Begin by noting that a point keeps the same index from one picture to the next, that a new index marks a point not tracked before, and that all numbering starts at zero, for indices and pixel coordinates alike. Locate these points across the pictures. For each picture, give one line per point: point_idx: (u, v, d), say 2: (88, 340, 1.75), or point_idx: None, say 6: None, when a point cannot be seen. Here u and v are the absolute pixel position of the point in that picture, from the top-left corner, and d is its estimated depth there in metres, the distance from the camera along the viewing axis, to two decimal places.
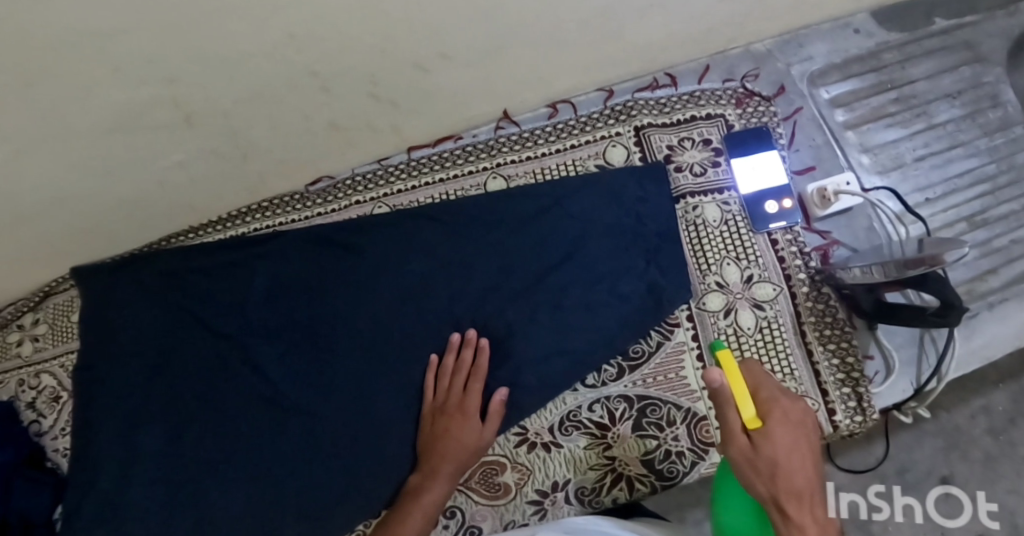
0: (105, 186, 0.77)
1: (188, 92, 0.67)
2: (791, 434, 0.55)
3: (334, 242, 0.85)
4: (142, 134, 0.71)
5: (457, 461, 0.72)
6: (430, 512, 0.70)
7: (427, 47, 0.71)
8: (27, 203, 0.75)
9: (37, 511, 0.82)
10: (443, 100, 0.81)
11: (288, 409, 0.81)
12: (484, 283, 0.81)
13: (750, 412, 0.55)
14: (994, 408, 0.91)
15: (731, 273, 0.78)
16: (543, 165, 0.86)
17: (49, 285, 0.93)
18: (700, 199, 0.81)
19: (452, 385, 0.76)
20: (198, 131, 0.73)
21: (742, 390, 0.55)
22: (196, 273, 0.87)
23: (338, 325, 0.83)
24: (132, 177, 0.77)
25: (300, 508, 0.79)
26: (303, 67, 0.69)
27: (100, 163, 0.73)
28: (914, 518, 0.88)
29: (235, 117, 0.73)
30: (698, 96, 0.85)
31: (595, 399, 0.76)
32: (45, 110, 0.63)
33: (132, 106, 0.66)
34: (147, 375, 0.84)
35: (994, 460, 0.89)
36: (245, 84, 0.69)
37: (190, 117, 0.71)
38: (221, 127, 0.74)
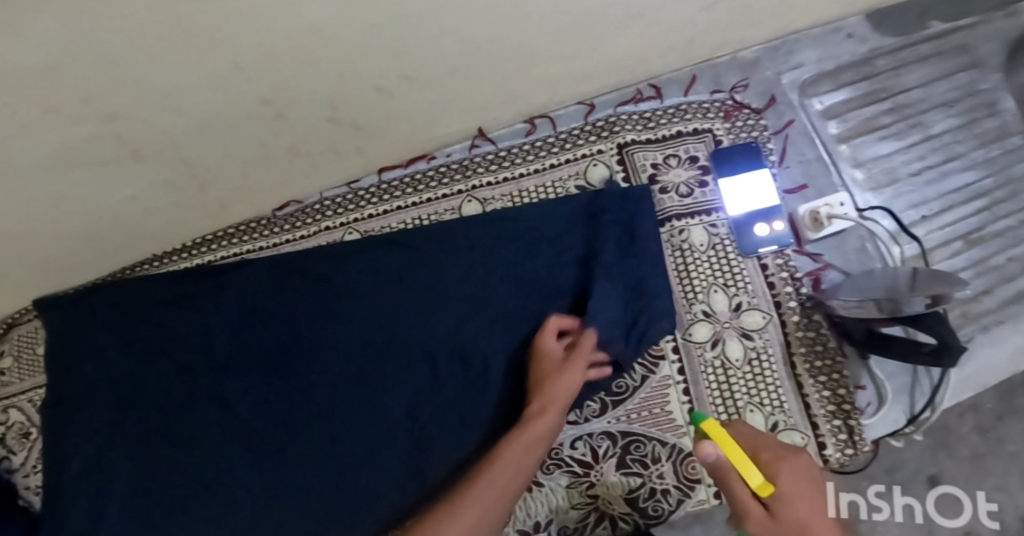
0: (55, 222, 0.73)
1: (131, 127, 0.63)
2: (809, 495, 0.49)
3: (302, 271, 0.82)
4: (86, 171, 0.66)
5: (569, 393, 0.68)
6: (529, 455, 0.65)
7: (386, 69, 0.66)
8: None
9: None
10: (411, 122, 0.76)
11: (257, 448, 0.78)
12: (458, 315, 0.77)
13: (757, 478, 0.49)
14: (982, 407, 0.85)
15: (719, 302, 0.75)
16: (521, 187, 0.81)
17: (12, 315, 0.90)
18: (687, 221, 0.77)
19: (550, 340, 0.71)
20: (147, 164, 0.69)
21: (740, 457, 0.50)
22: (161, 306, 0.83)
23: (309, 358, 0.79)
24: (83, 211, 0.73)
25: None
26: (252, 96, 0.64)
27: (46, 201, 0.69)
28: (914, 518, 0.82)
29: (185, 149, 0.68)
30: (684, 110, 0.80)
31: (577, 436, 0.73)
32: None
33: (72, 144, 0.62)
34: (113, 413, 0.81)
35: (982, 458, 0.84)
36: (192, 117, 0.64)
37: (137, 152, 0.66)
38: (171, 159, 0.69)
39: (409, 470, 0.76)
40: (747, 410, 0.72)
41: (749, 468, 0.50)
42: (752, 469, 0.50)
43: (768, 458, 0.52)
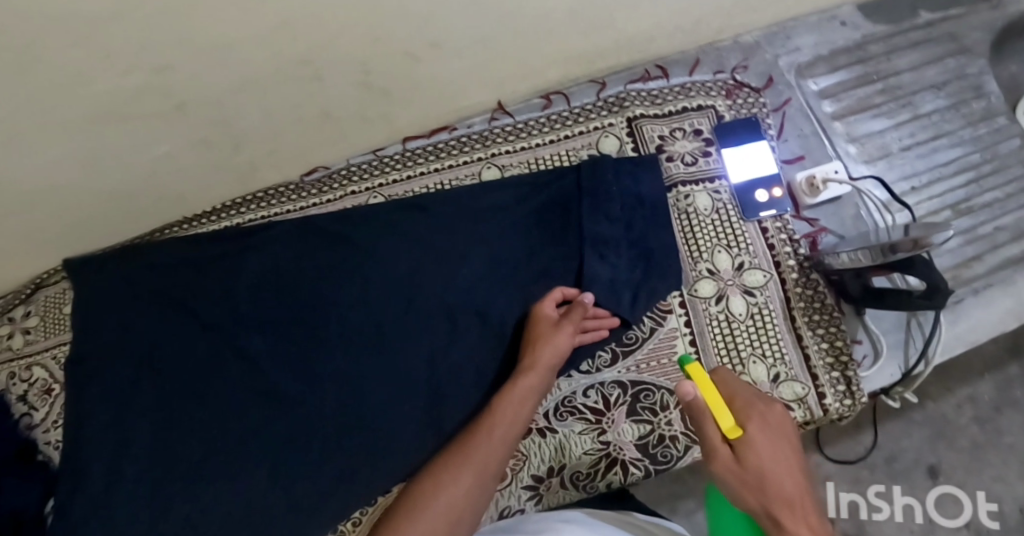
0: (98, 176, 0.77)
1: (182, 80, 0.67)
2: (771, 439, 0.54)
3: (326, 232, 0.86)
4: (133, 124, 0.71)
5: (558, 353, 0.72)
6: (523, 412, 0.69)
7: (419, 36, 0.71)
8: (19, 193, 0.75)
9: (29, 507, 0.81)
10: (435, 91, 0.82)
11: (282, 400, 0.81)
12: (477, 272, 0.81)
13: (728, 420, 0.55)
14: (981, 397, 0.93)
15: (722, 260, 0.80)
16: (537, 155, 0.86)
17: (41, 276, 0.94)
18: (692, 187, 0.82)
19: (543, 310, 0.75)
20: (193, 121, 0.73)
21: (715, 399, 0.56)
22: (188, 264, 0.87)
23: (333, 314, 0.83)
24: (124, 166, 0.77)
25: (282, 496, 0.78)
26: (295, 55, 0.69)
27: (93, 152, 0.73)
28: (914, 518, 0.88)
29: (228, 107, 0.73)
30: (689, 88, 0.87)
31: (590, 385, 0.76)
32: (34, 102, 0.64)
33: (124, 96, 0.66)
34: (140, 365, 0.84)
35: (980, 448, 0.91)
36: (239, 74, 0.69)
37: (182, 105, 0.71)
38: (214, 114, 0.74)
39: (425, 420, 0.79)
40: (751, 362, 0.76)
41: (724, 412, 0.55)
42: (725, 412, 0.55)
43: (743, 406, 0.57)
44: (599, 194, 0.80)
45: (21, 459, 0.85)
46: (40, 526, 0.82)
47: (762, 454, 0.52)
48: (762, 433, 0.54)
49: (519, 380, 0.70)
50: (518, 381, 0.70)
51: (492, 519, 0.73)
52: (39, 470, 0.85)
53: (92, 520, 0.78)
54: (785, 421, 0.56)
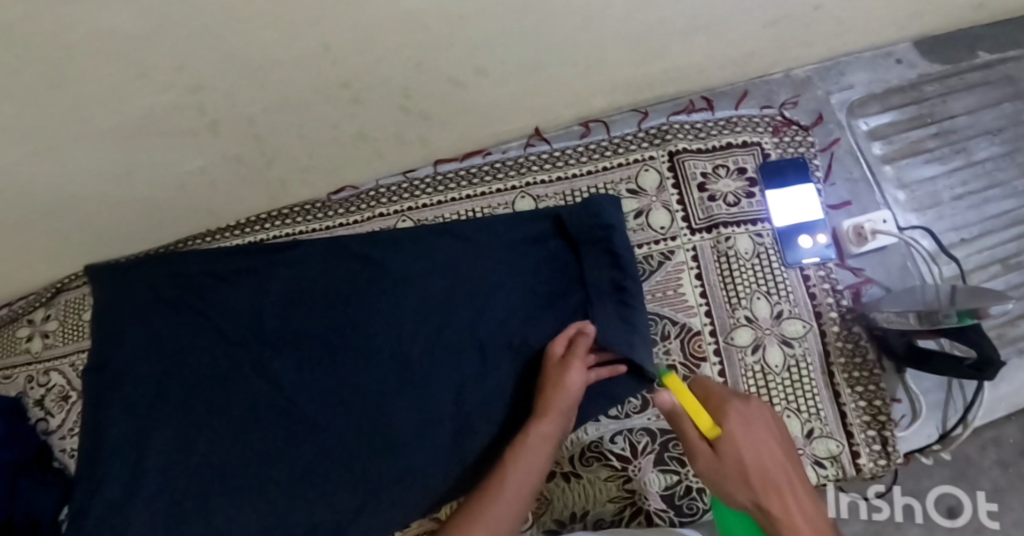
0: (124, 187, 0.76)
1: (215, 99, 0.65)
2: (752, 435, 0.57)
3: (353, 254, 0.84)
4: (163, 139, 0.69)
5: (569, 398, 0.69)
6: (533, 457, 0.67)
7: (462, 62, 0.68)
8: (47, 199, 0.74)
9: (45, 513, 0.84)
10: (473, 118, 0.79)
11: (303, 421, 0.80)
12: (506, 307, 0.79)
13: (706, 421, 0.59)
14: (1005, 440, 0.77)
15: (761, 308, 0.77)
16: (573, 187, 0.83)
17: (61, 281, 0.94)
18: (733, 229, 0.79)
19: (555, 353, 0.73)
20: (223, 138, 0.71)
21: (691, 403, 0.59)
22: (214, 278, 0.86)
23: (357, 341, 0.81)
24: (152, 178, 0.76)
25: (294, 519, 0.78)
26: (333, 78, 0.66)
27: (121, 164, 0.71)
28: (914, 518, 0.76)
29: (261, 124, 0.71)
30: (735, 122, 0.83)
31: (618, 431, 0.75)
32: (65, 113, 0.62)
33: (155, 112, 0.64)
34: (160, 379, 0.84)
35: (1001, 494, 0.76)
36: (274, 94, 0.66)
37: (215, 123, 0.68)
38: (243, 130, 0.71)
39: (447, 455, 0.77)
40: (785, 415, 0.74)
41: (700, 413, 0.59)
42: (701, 414, 0.59)
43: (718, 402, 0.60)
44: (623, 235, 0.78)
45: (36, 465, 0.88)
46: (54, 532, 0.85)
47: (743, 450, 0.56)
48: (740, 426, 0.58)
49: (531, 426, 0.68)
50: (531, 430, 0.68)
51: None
52: (55, 476, 0.88)
53: (111, 526, 0.79)
54: (761, 412, 0.60)
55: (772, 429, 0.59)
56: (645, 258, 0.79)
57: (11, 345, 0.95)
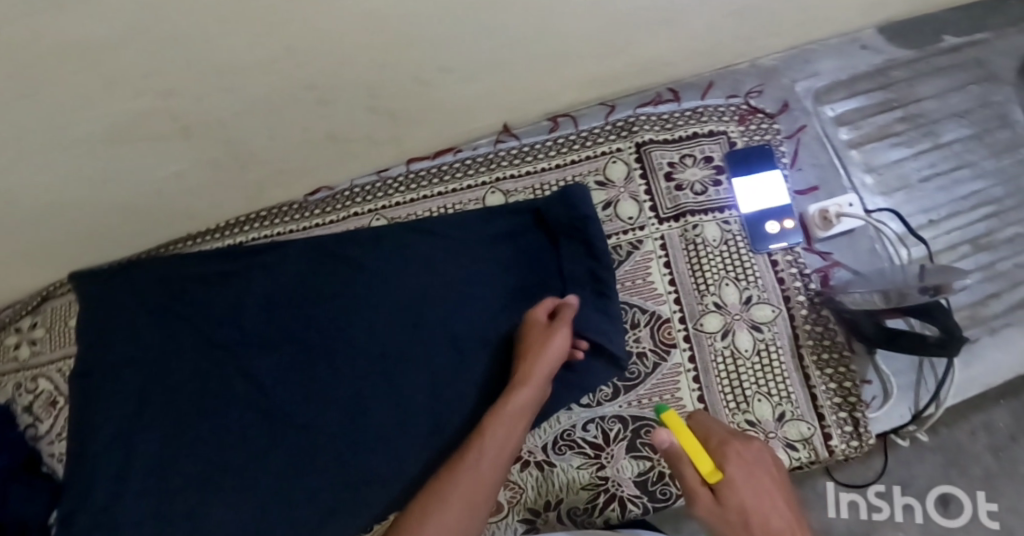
0: (103, 193, 0.78)
1: (182, 103, 0.66)
2: (752, 481, 0.55)
3: (329, 253, 0.86)
4: (136, 145, 0.70)
5: (550, 365, 0.69)
6: (513, 421, 0.66)
7: (425, 61, 0.69)
8: (27, 206, 0.76)
9: (34, 517, 0.86)
10: (441, 115, 0.80)
11: (285, 420, 0.81)
12: (478, 302, 0.80)
13: (707, 464, 0.56)
14: (995, 426, 0.81)
15: (730, 294, 0.77)
16: (543, 180, 0.83)
17: (47, 288, 0.97)
18: (701, 217, 0.80)
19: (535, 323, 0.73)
20: (195, 142, 0.73)
21: (691, 443, 0.57)
22: (196, 281, 0.89)
23: (334, 339, 0.83)
24: (130, 184, 0.77)
25: (274, 517, 0.79)
26: (299, 81, 0.68)
27: (97, 171, 0.73)
28: (914, 518, 0.79)
29: (231, 128, 0.72)
30: (701, 112, 0.84)
31: (590, 419, 0.76)
32: (37, 124, 0.64)
33: (126, 118, 0.66)
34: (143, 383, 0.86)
35: (993, 482, 0.79)
36: (242, 97, 0.68)
37: (186, 128, 0.70)
38: (213, 134, 0.72)
39: (423, 448, 0.78)
40: (756, 400, 0.75)
41: (701, 456, 0.57)
42: (702, 456, 0.57)
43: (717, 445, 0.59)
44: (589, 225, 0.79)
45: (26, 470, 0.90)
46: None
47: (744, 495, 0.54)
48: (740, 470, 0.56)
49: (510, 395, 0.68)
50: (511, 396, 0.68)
51: None
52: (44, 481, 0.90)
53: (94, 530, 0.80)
54: (761, 458, 0.58)
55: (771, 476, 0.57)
56: (614, 248, 0.80)
57: (1, 353, 0.98)
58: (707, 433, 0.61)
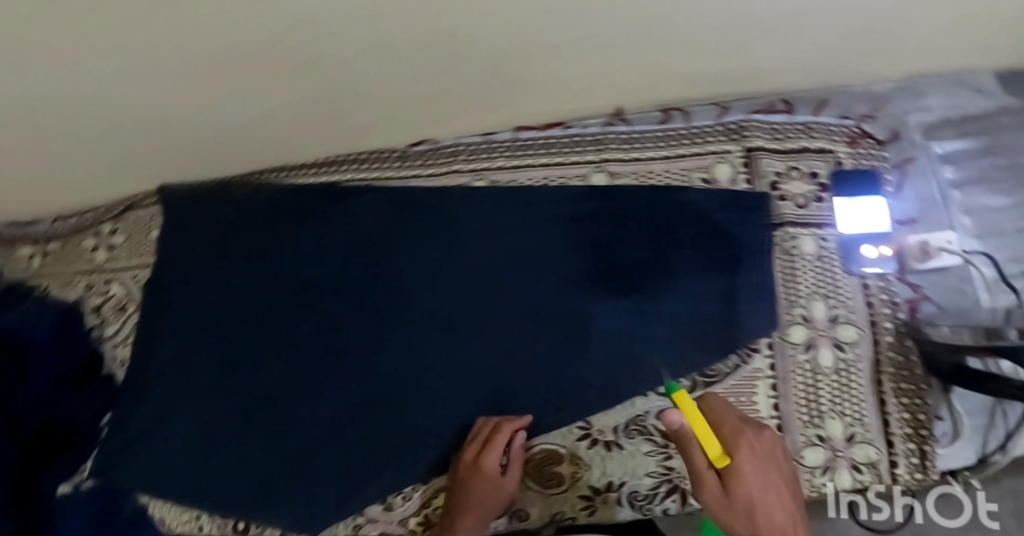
0: (212, 112, 0.81)
1: (311, 33, 0.68)
2: (758, 473, 0.60)
3: (421, 207, 0.88)
4: (253, 67, 0.73)
5: (750, 488, 0.59)
6: (486, 516, 0.73)
7: (551, 31, 0.70)
8: (142, 108, 0.80)
9: (87, 417, 0.93)
10: (555, 89, 0.80)
11: (350, 359, 0.87)
12: (562, 279, 0.82)
13: (716, 450, 0.60)
14: None
15: (818, 310, 0.78)
16: (648, 169, 0.84)
17: (134, 198, 0.98)
18: (799, 230, 0.80)
19: (468, 450, 0.76)
20: (310, 74, 0.74)
21: (703, 430, 0.61)
22: (288, 216, 0.91)
23: (414, 291, 0.86)
24: (239, 106, 0.80)
25: (340, 449, 0.85)
26: (426, 28, 0.68)
27: (214, 86, 0.76)
28: (914, 518, 0.74)
29: (349, 65, 0.73)
30: (813, 128, 0.83)
31: (664, 408, 0.76)
32: (172, 28, 0.67)
33: (257, 42, 0.69)
34: (218, 303, 0.93)
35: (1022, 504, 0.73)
36: (367, 38, 0.69)
37: (306, 61, 0.72)
38: (323, 63, 0.72)
39: (492, 409, 0.81)
40: (829, 417, 0.76)
41: (712, 442, 0.61)
42: (713, 442, 0.61)
43: (729, 431, 0.63)
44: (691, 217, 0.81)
45: (84, 374, 0.94)
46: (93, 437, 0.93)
47: (751, 488, 0.59)
48: (749, 462, 0.61)
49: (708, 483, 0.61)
50: (708, 489, 0.61)
51: (542, 519, 0.76)
52: (102, 388, 0.94)
53: (159, 421, 0.91)
54: (768, 445, 0.63)
55: (774, 466, 0.62)
56: None
57: (76, 254, 1.00)
58: (719, 416, 0.65)
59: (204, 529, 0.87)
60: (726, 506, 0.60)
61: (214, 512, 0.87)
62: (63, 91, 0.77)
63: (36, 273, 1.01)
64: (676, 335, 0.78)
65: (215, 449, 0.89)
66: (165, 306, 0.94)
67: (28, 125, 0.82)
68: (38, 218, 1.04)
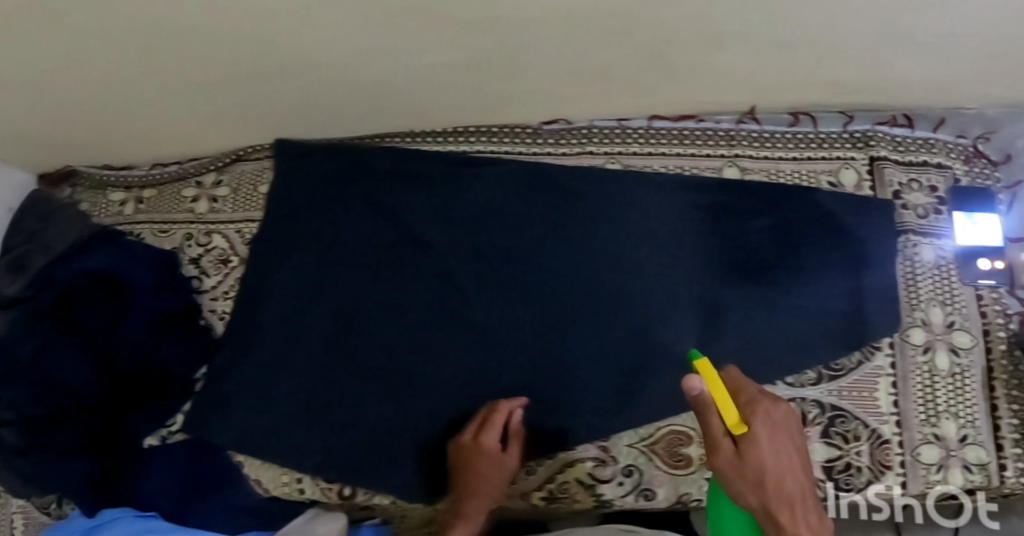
0: (360, 65, 0.79)
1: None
2: (773, 444, 0.59)
3: (554, 182, 0.89)
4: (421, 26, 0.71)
5: (762, 456, 0.59)
6: (491, 493, 0.80)
7: (730, 21, 0.70)
8: (285, 56, 0.77)
9: (180, 366, 0.91)
10: (705, 80, 0.82)
11: (472, 329, 0.87)
12: (695, 266, 0.84)
13: (732, 416, 0.60)
14: None
15: (936, 315, 0.82)
16: (778, 168, 0.87)
17: (244, 150, 0.98)
18: (919, 239, 0.84)
19: (467, 430, 0.81)
20: (477, 37, 0.73)
21: (723, 396, 0.60)
22: (414, 180, 0.91)
23: (541, 266, 0.87)
24: (391, 62, 0.78)
25: (456, 417, 0.86)
26: (612, 5, 0.67)
27: (373, 42, 0.74)
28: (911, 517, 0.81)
29: (520, 32, 0.73)
30: (932, 144, 0.87)
31: (791, 397, 0.80)
32: None
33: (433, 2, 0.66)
34: (331, 264, 0.91)
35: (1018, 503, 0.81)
36: (550, 7, 0.68)
37: (477, 23, 0.70)
38: (496, 29, 0.72)
39: (619, 385, 0.83)
40: (945, 417, 0.79)
41: (729, 409, 0.60)
42: (730, 408, 0.60)
43: (747, 400, 0.62)
44: (822, 217, 0.84)
45: (181, 321, 0.93)
46: (187, 390, 0.91)
47: (764, 455, 0.59)
48: (765, 431, 0.60)
49: (721, 451, 0.60)
50: (720, 456, 0.60)
51: (669, 499, 0.80)
52: (198, 338, 0.92)
53: (260, 383, 0.88)
54: (787, 416, 0.62)
55: (792, 438, 0.61)
56: None
57: (174, 202, 0.99)
58: (739, 385, 0.64)
59: (304, 490, 0.87)
60: (737, 473, 0.59)
61: (315, 476, 0.86)
62: (205, 34, 0.73)
63: (129, 220, 1.00)
64: (804, 329, 0.81)
65: (319, 412, 0.87)
66: (274, 260, 0.92)
67: (153, 62, 0.78)
68: (138, 164, 1.03)
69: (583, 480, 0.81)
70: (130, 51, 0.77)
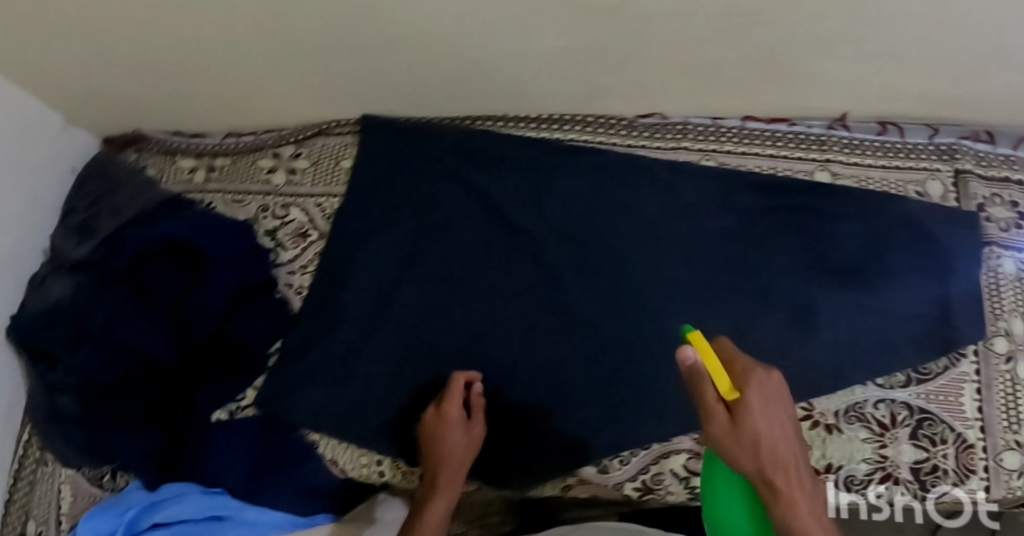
0: (468, 46, 0.77)
1: None
2: (768, 410, 0.55)
3: (649, 174, 0.90)
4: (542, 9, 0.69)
5: (758, 424, 0.54)
6: (459, 463, 0.79)
7: (848, 31, 0.70)
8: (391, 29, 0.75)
9: (256, 339, 0.88)
10: (808, 86, 0.81)
11: (563, 316, 0.86)
12: (787, 264, 0.85)
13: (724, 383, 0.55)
14: None
15: (1018, 326, 0.82)
16: (867, 175, 0.88)
17: (326, 124, 0.96)
18: (1002, 251, 0.85)
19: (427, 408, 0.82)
20: (593, 27, 0.72)
21: (715, 363, 0.56)
22: (506, 164, 0.91)
23: (632, 257, 0.87)
24: (498, 45, 0.77)
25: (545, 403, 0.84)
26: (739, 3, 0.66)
27: (487, 21, 0.72)
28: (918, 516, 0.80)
29: (637, 26, 0.71)
30: (1013, 160, 0.87)
31: (881, 398, 0.81)
32: None
33: None
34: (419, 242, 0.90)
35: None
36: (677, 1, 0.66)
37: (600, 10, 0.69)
38: (613, 25, 0.71)
39: None
40: None
41: (723, 376, 0.56)
42: (723, 376, 0.56)
43: (741, 367, 0.57)
44: (912, 226, 0.85)
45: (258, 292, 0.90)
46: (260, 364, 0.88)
47: (759, 422, 0.54)
48: (761, 399, 0.55)
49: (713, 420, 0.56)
50: (713, 424, 0.56)
51: None
52: (275, 311, 0.89)
53: (340, 361, 0.87)
54: (780, 385, 0.57)
55: (785, 406, 0.56)
56: None
57: (249, 173, 0.98)
58: (731, 353, 0.59)
59: (384, 473, 0.85)
60: (732, 442, 0.54)
61: (398, 459, 0.84)
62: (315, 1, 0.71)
63: (200, 188, 0.99)
64: (895, 332, 0.83)
65: (402, 392, 0.85)
66: (362, 235, 0.91)
67: (254, 27, 0.76)
68: (213, 134, 1.02)
69: (678, 472, 0.79)
70: (230, 18, 0.75)
